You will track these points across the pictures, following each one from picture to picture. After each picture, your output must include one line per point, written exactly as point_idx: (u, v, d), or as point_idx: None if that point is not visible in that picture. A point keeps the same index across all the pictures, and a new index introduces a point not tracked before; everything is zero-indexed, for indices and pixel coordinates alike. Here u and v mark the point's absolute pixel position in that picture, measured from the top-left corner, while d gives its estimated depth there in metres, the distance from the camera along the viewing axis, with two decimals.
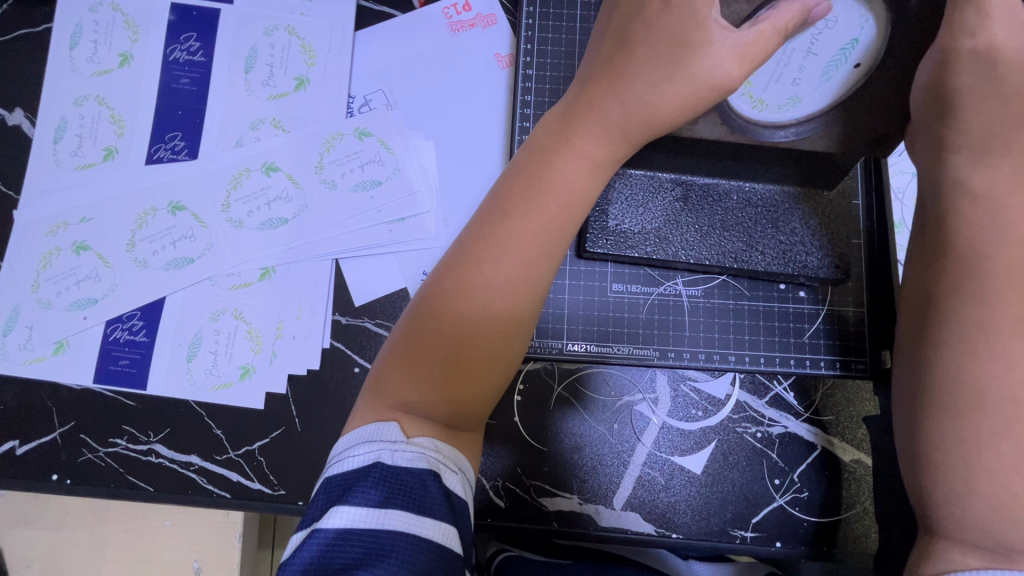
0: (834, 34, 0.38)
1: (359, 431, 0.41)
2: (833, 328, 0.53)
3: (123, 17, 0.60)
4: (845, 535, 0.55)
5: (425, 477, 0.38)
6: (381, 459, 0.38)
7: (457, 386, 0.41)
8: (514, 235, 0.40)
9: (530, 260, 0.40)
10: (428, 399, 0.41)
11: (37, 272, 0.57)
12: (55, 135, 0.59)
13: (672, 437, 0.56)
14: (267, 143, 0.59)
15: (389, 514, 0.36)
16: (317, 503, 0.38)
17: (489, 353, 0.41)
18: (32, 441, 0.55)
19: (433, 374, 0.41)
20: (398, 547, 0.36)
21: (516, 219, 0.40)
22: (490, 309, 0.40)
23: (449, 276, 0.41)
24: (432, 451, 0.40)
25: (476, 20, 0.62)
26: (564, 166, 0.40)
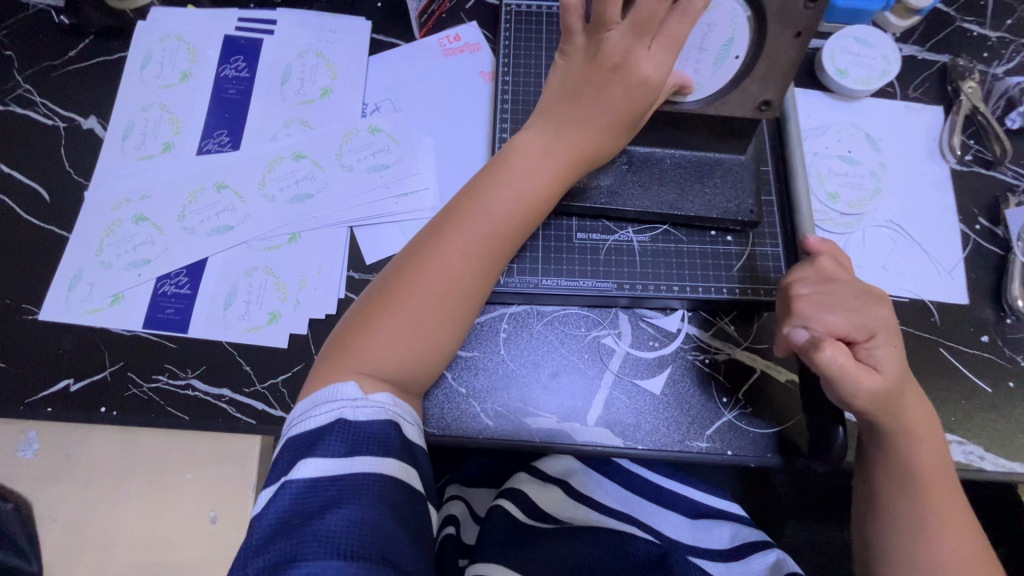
0: (716, 34, 0.54)
1: (318, 395, 0.49)
2: (756, 263, 0.66)
3: (185, 46, 0.76)
4: (784, 442, 0.64)
5: (384, 426, 0.48)
6: (343, 416, 0.47)
7: (416, 343, 0.53)
8: (473, 231, 0.55)
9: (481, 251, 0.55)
10: (390, 353, 0.52)
11: (101, 238, 0.68)
12: (123, 134, 0.73)
13: (634, 364, 0.66)
14: (297, 137, 0.73)
15: (356, 459, 0.45)
16: (285, 460, 0.46)
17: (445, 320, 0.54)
18: (85, 379, 0.64)
19: (400, 334, 0.52)
20: (366, 486, 0.45)
21: (475, 220, 0.55)
22: (450, 283, 0.54)
23: (414, 256, 0.55)
24: (389, 405, 0.50)
25: (464, 46, 0.79)
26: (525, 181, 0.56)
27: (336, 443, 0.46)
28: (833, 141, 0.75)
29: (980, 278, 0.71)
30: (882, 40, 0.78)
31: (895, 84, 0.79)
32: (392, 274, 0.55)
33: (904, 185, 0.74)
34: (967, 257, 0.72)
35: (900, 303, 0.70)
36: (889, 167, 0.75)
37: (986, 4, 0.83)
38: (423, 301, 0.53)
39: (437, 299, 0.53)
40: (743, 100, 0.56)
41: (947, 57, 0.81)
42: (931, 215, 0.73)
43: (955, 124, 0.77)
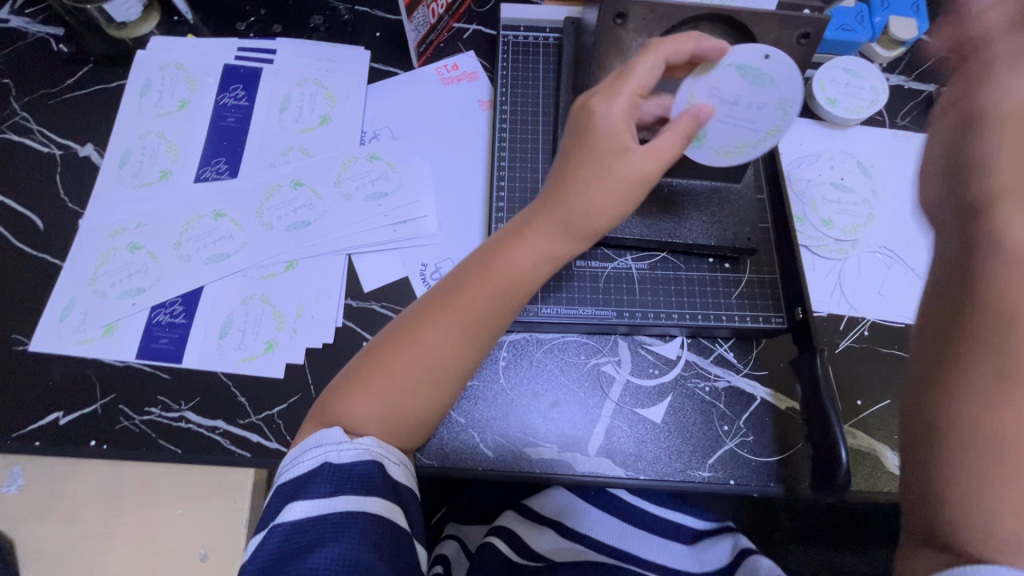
0: (729, 79, 0.50)
1: (305, 443, 0.48)
2: (754, 290, 0.66)
3: (184, 74, 0.76)
4: (786, 470, 0.63)
5: (370, 465, 0.46)
6: (328, 459, 0.46)
7: (398, 411, 0.50)
8: (460, 309, 0.51)
9: (469, 326, 0.51)
10: (371, 421, 0.49)
11: (95, 267, 0.67)
12: (120, 162, 0.72)
13: (634, 392, 0.66)
14: (296, 165, 0.73)
15: (340, 498, 0.43)
16: (274, 504, 0.45)
17: (427, 393, 0.51)
18: (75, 411, 0.62)
19: (384, 401, 0.50)
20: (352, 526, 0.43)
21: (462, 296, 0.51)
22: (434, 357, 0.50)
23: (404, 324, 0.52)
24: (374, 447, 0.47)
25: (462, 75, 0.80)
26: (515, 258, 0.51)
27: (321, 485, 0.44)
28: (826, 169, 0.77)
29: None
30: (869, 71, 0.80)
31: (884, 112, 0.81)
32: (384, 336, 0.52)
33: (896, 211, 0.76)
34: None
35: (899, 328, 0.70)
36: (881, 194, 0.76)
37: None
38: (407, 371, 0.50)
39: (419, 372, 0.50)
40: None
41: (933, 87, 0.83)
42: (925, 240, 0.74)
43: None
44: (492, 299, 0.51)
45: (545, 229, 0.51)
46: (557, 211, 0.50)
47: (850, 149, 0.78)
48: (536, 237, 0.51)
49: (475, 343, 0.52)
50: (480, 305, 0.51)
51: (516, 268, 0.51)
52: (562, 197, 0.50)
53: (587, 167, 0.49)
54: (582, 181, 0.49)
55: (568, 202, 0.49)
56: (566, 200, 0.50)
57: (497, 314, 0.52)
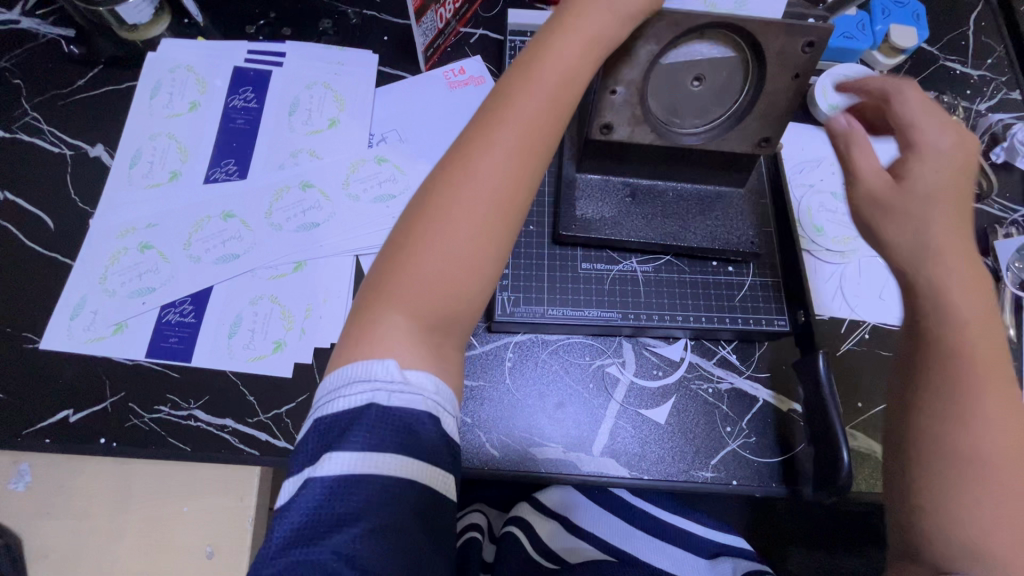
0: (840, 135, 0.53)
1: (352, 368, 0.45)
2: (757, 294, 0.67)
3: (194, 76, 0.77)
4: (788, 471, 0.64)
5: (419, 415, 0.44)
6: (376, 399, 0.43)
7: (447, 274, 0.47)
8: (508, 124, 0.48)
9: (521, 156, 0.48)
10: (416, 285, 0.47)
11: (105, 266, 0.68)
12: (130, 162, 0.73)
13: (638, 393, 0.67)
14: (305, 166, 0.74)
15: (385, 458, 0.42)
16: (313, 447, 0.43)
17: (480, 249, 0.48)
18: (84, 410, 0.63)
19: (433, 256, 0.47)
20: (394, 491, 0.41)
21: (505, 120, 0.48)
22: (479, 211, 0.47)
23: (447, 170, 0.48)
24: (430, 392, 0.45)
25: (469, 79, 0.81)
26: (545, 70, 0.49)
27: (366, 435, 0.42)
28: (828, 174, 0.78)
29: None
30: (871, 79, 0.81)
31: None
32: (425, 194, 0.49)
33: None
34: None
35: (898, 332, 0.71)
36: None
37: (965, 45, 0.88)
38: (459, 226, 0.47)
39: (470, 228, 0.47)
40: (741, 137, 0.58)
41: (933, 94, 0.85)
42: None
43: None
44: (535, 114, 0.48)
45: (576, 41, 0.48)
46: (574, 24, 0.49)
47: None
48: (568, 41, 0.48)
49: (532, 172, 0.48)
50: (528, 121, 0.48)
51: (550, 78, 0.48)
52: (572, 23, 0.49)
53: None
54: (590, 10, 0.48)
55: (585, 14, 0.48)
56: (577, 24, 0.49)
57: (546, 140, 0.49)
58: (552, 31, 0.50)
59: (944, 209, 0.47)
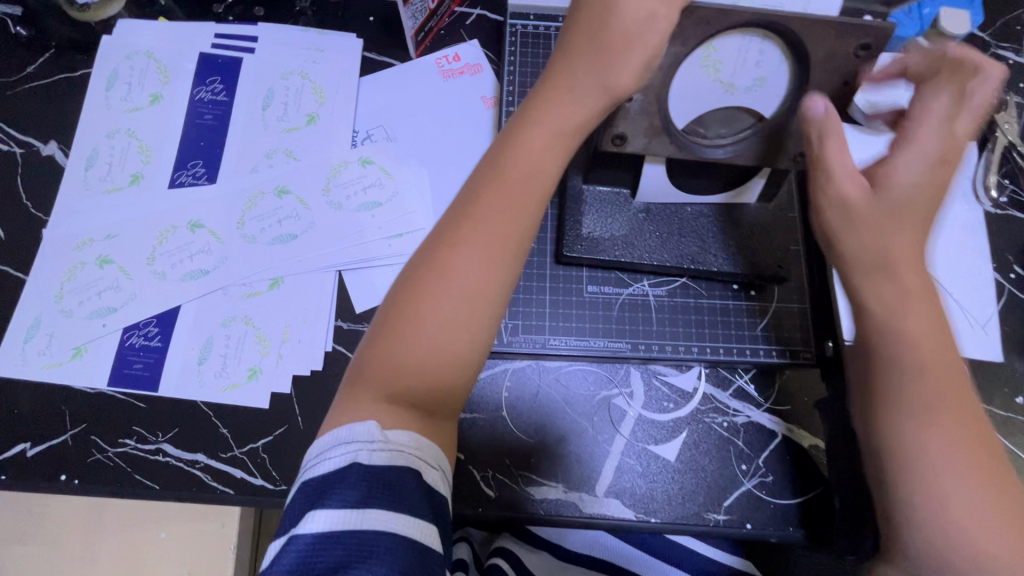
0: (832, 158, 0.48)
1: (336, 434, 0.45)
2: (779, 322, 0.62)
3: (155, 64, 0.69)
4: (807, 516, 0.59)
5: (402, 472, 0.43)
6: (358, 458, 0.43)
7: (427, 372, 0.46)
8: (484, 217, 0.46)
9: (495, 249, 0.46)
10: (399, 378, 0.46)
11: (62, 283, 0.61)
12: (86, 163, 0.66)
13: (647, 427, 0.61)
14: (280, 169, 0.66)
15: (368, 512, 0.40)
16: (298, 508, 0.42)
17: (460, 343, 0.46)
18: (42, 444, 0.58)
19: (415, 352, 0.46)
20: (380, 545, 0.40)
21: (481, 209, 0.46)
22: (455, 311, 0.46)
23: (427, 258, 0.47)
24: (412, 449, 0.44)
25: (464, 68, 0.72)
26: (524, 156, 0.46)
27: (349, 491, 0.41)
28: None
29: (1014, 330, 0.66)
30: None
31: None
32: (404, 284, 0.47)
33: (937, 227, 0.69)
34: (1001, 309, 0.67)
35: None
36: None
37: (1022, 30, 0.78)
38: (437, 325, 0.45)
39: (449, 326, 0.46)
40: (775, 153, 0.50)
41: None
42: (966, 261, 0.68)
43: (990, 161, 0.71)
44: (508, 206, 0.46)
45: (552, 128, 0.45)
46: (553, 109, 0.45)
47: None
48: (545, 129, 0.45)
49: (507, 270, 0.46)
50: (502, 213, 0.46)
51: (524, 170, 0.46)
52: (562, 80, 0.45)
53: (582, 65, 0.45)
54: (557, 97, 0.45)
55: (560, 100, 0.45)
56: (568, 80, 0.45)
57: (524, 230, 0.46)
58: (530, 111, 0.46)
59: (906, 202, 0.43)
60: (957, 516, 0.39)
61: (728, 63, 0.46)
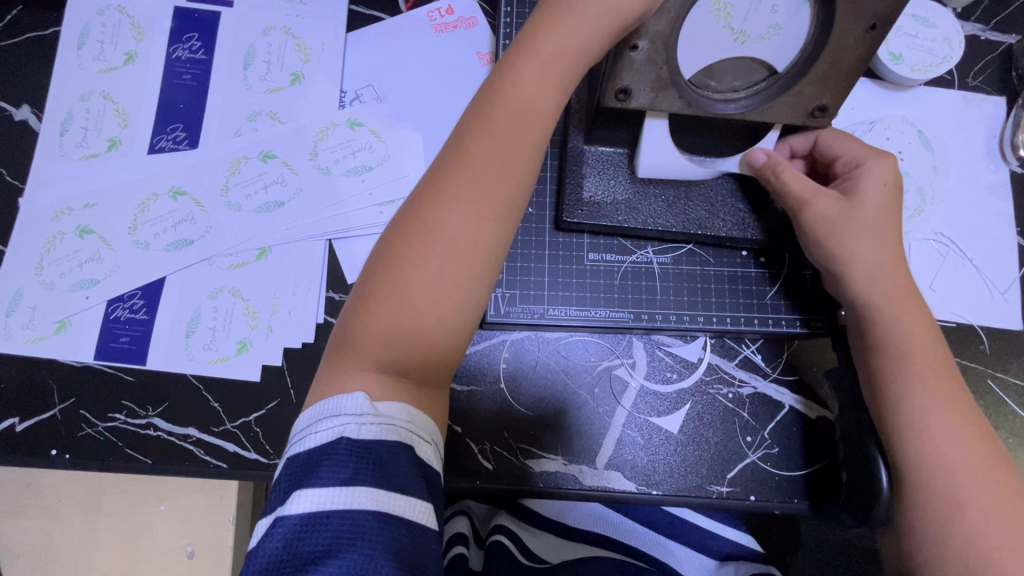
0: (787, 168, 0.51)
1: (320, 408, 0.42)
2: (790, 290, 0.59)
3: (128, 19, 0.64)
4: (813, 487, 0.57)
5: (392, 448, 0.40)
6: (346, 433, 0.40)
7: (413, 336, 0.43)
8: (474, 166, 0.43)
9: (483, 202, 0.43)
10: (385, 343, 0.43)
11: (41, 255, 0.59)
12: (61, 128, 0.62)
13: (649, 399, 0.59)
14: (265, 132, 0.63)
15: (357, 492, 0.38)
16: (283, 489, 0.40)
17: (448, 305, 0.43)
18: (31, 419, 0.56)
19: (400, 315, 0.43)
20: (370, 525, 0.38)
21: (472, 158, 0.43)
22: (442, 270, 0.43)
23: (413, 216, 0.44)
24: (403, 421, 0.42)
25: (458, 22, 0.67)
26: (517, 103, 0.44)
27: (337, 468, 0.39)
28: (880, 139, 0.66)
29: None
30: (944, 20, 0.67)
31: (953, 71, 0.69)
32: (387, 243, 0.44)
33: (960, 190, 0.65)
34: None
35: (947, 328, 0.62)
36: (943, 170, 0.66)
37: None
38: (423, 286, 0.42)
39: (435, 286, 0.42)
40: (792, 105, 0.47)
41: (1016, 36, 0.70)
42: (989, 226, 0.64)
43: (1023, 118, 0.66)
44: (500, 155, 0.43)
45: (549, 73, 0.44)
46: (552, 52, 0.44)
47: (911, 114, 0.67)
48: (533, 88, 0.44)
49: (498, 225, 0.43)
50: (494, 162, 0.43)
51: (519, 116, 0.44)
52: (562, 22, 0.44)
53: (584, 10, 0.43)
54: (550, 49, 0.44)
55: (560, 45, 0.44)
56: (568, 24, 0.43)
57: (518, 180, 0.44)
58: (525, 56, 0.44)
59: (876, 222, 0.50)
60: (947, 474, 0.46)
61: (741, 8, 0.42)
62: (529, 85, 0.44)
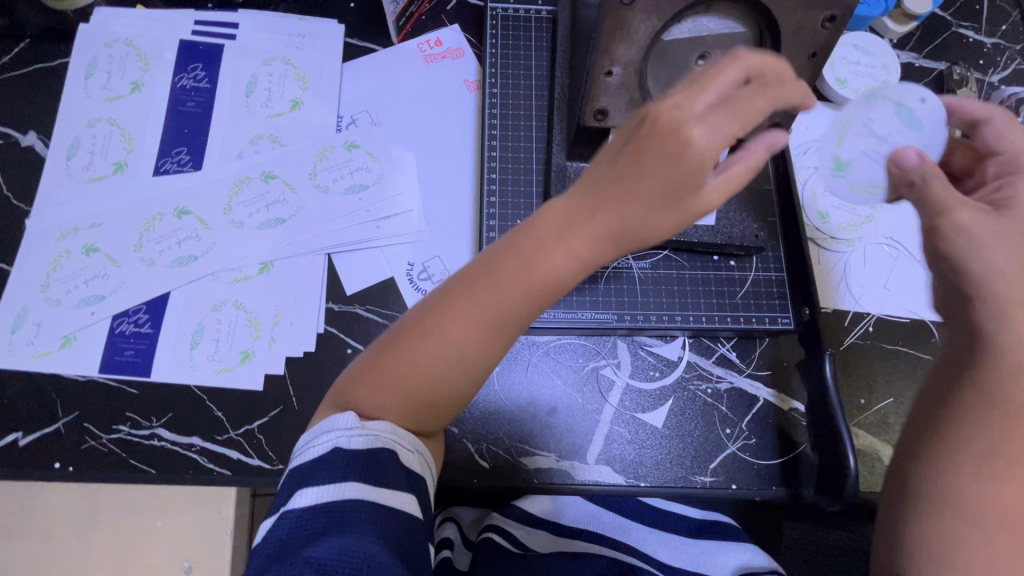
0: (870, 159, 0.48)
1: (320, 425, 0.45)
2: (759, 290, 0.65)
3: (135, 52, 0.68)
4: (788, 475, 0.62)
5: (379, 453, 0.43)
6: (339, 445, 0.42)
7: (413, 414, 0.45)
8: (495, 293, 0.42)
9: (498, 321, 0.43)
10: (384, 405, 0.45)
11: (47, 272, 0.61)
12: (68, 152, 0.65)
13: (635, 396, 0.63)
14: (266, 155, 0.67)
15: (348, 486, 0.40)
16: (284, 490, 0.42)
17: (448, 407, 0.46)
18: (34, 433, 0.57)
19: (399, 396, 0.44)
20: (362, 512, 0.40)
21: (496, 278, 0.42)
22: (450, 382, 0.44)
23: (432, 313, 0.43)
24: (386, 432, 0.44)
25: (446, 52, 0.73)
26: (552, 258, 0.40)
27: (332, 470, 0.41)
28: None
29: None
30: (881, 49, 0.75)
31: None
32: (407, 324, 0.45)
33: None
34: None
35: (901, 323, 0.68)
36: None
37: (983, 9, 0.80)
38: (426, 379, 0.44)
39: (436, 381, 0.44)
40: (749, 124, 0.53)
41: (944, 65, 0.77)
42: None
43: None
44: (526, 300, 0.42)
45: (589, 236, 0.40)
46: (605, 213, 0.39)
47: None
48: (566, 249, 0.40)
49: (501, 346, 0.44)
50: (514, 289, 0.42)
51: (554, 269, 0.41)
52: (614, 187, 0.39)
53: (652, 165, 0.38)
54: (606, 212, 0.39)
55: (621, 201, 0.39)
56: (618, 193, 0.39)
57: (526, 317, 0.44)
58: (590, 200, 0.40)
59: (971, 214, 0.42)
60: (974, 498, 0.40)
61: (862, 171, 0.48)
62: (577, 238, 0.40)
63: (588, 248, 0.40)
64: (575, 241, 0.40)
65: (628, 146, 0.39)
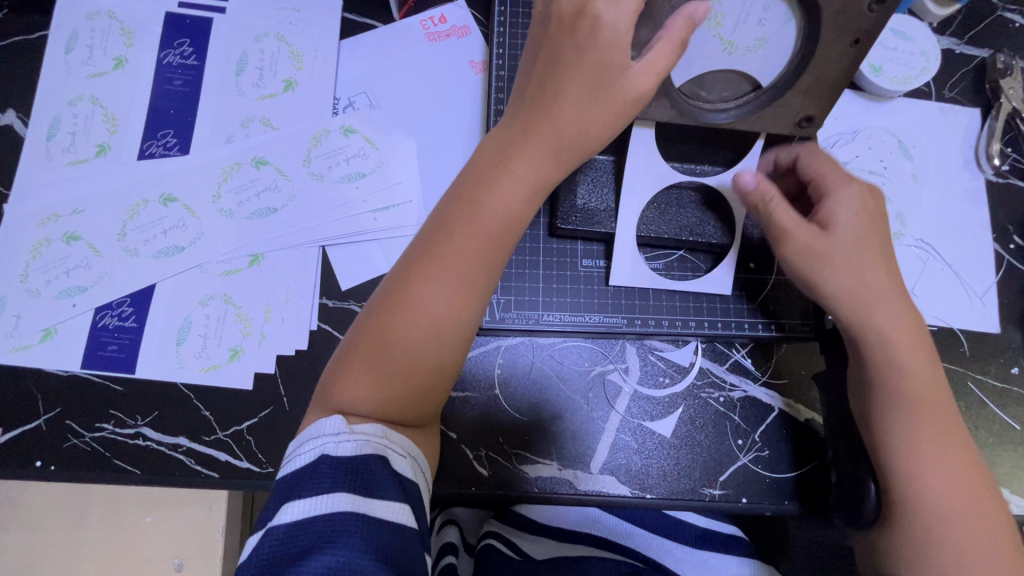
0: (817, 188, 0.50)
1: (305, 433, 0.42)
2: (779, 294, 0.61)
3: (118, 24, 0.64)
4: (802, 490, 0.59)
5: (370, 461, 0.40)
6: (325, 452, 0.40)
7: (401, 402, 0.44)
8: (458, 244, 0.44)
9: (468, 275, 0.44)
10: (368, 399, 0.43)
11: (27, 261, 0.58)
12: (48, 133, 0.61)
13: (643, 403, 0.60)
14: (257, 139, 0.63)
15: (336, 496, 0.38)
16: (270, 502, 0.40)
17: (433, 385, 0.45)
18: (14, 429, 0.55)
19: (376, 379, 0.43)
20: (351, 527, 0.37)
21: (458, 230, 0.44)
22: (431, 349, 0.44)
23: (399, 287, 0.44)
24: (376, 436, 0.41)
25: (451, 30, 0.68)
26: (502, 186, 0.44)
27: (319, 480, 0.39)
28: (863, 149, 0.68)
29: (1012, 301, 0.65)
30: (920, 33, 0.69)
31: (930, 82, 0.71)
32: (373, 310, 0.45)
33: (937, 197, 0.68)
34: (998, 280, 0.66)
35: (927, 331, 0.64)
36: (922, 178, 0.68)
37: None
38: (406, 354, 0.43)
39: (417, 355, 0.44)
40: (778, 117, 0.49)
41: (988, 52, 0.71)
42: (963, 233, 0.67)
43: (994, 130, 0.68)
44: (487, 237, 0.44)
45: (541, 151, 0.43)
46: (545, 133, 0.43)
47: (891, 125, 0.69)
48: (514, 176, 0.44)
49: (477, 301, 0.45)
50: (476, 234, 0.44)
51: (503, 202, 0.44)
52: (546, 108, 0.43)
53: (581, 79, 0.42)
54: (539, 132, 0.43)
55: (556, 116, 0.43)
56: (552, 111, 0.43)
57: (496, 260, 0.45)
58: (524, 125, 0.44)
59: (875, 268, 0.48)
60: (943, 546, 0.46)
61: None
62: (519, 160, 0.44)
63: (537, 170, 0.44)
64: (523, 166, 0.44)
65: (544, 72, 0.44)
